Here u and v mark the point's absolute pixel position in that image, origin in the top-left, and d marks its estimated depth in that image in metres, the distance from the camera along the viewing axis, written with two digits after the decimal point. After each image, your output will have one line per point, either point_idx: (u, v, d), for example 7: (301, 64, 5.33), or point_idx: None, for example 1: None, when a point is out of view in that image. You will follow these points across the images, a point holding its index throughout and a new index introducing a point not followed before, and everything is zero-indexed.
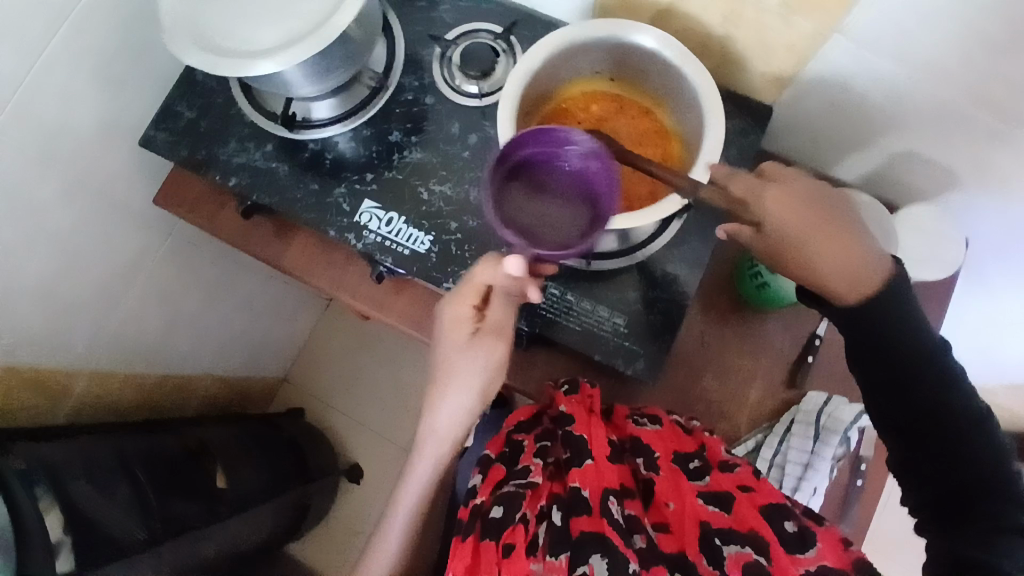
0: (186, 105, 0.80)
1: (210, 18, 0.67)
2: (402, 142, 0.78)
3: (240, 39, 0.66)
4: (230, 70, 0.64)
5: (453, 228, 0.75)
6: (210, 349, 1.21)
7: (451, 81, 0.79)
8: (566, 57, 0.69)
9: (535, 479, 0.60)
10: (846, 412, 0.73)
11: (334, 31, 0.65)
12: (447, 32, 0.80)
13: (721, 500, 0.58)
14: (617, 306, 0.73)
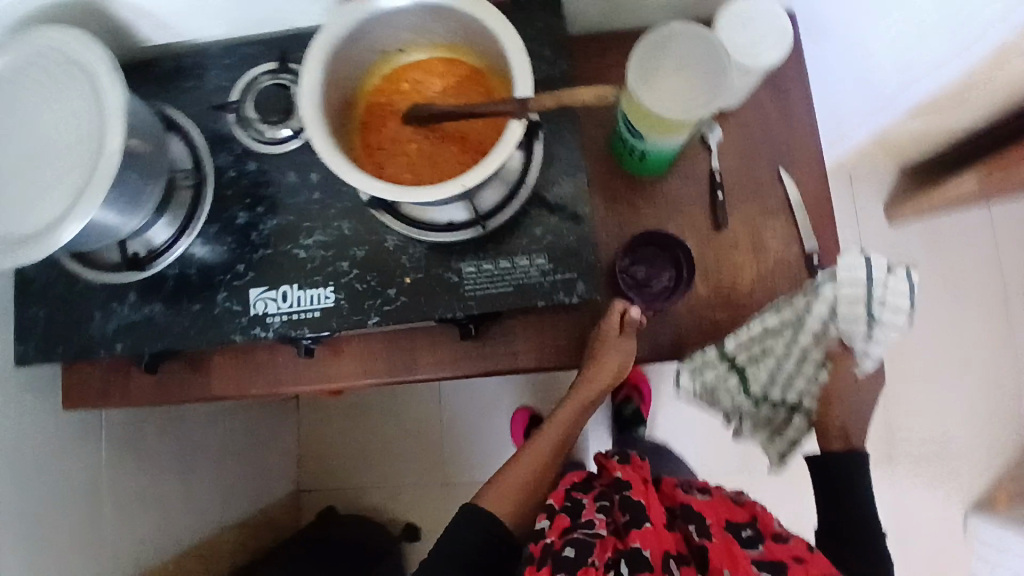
0: (42, 305, 0.78)
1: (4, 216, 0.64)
2: (251, 220, 0.76)
3: (45, 216, 0.63)
4: (44, 250, 0.61)
5: (345, 267, 0.73)
6: (214, 501, 1.17)
7: (262, 136, 0.76)
8: (341, 54, 0.65)
9: (600, 531, 0.75)
10: (858, 282, 0.66)
11: (115, 157, 0.62)
12: (230, 95, 0.78)
13: (766, 564, 0.72)
14: (532, 249, 0.72)
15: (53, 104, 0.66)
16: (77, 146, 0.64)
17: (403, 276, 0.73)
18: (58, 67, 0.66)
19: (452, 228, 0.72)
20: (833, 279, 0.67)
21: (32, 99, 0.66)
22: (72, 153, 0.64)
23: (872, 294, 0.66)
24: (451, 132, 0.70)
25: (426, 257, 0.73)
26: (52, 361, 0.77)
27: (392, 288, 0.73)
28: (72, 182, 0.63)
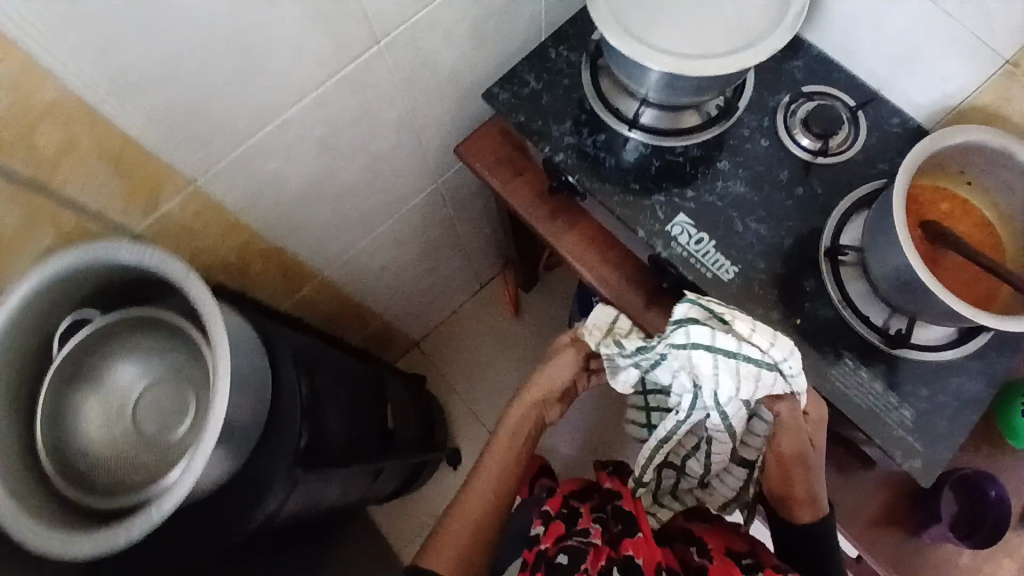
0: (535, 77, 0.83)
1: (655, 23, 0.67)
2: (726, 172, 0.79)
3: (700, 45, 0.66)
4: (704, 71, 0.65)
5: (760, 267, 0.76)
6: (396, 294, 1.20)
7: (789, 128, 0.80)
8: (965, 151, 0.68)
9: (596, 540, 0.71)
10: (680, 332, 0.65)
11: (799, 19, 0.67)
12: (803, 86, 0.82)
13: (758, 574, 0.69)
14: (908, 398, 0.71)
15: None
16: (748, 8, 0.68)
17: (796, 316, 0.74)
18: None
19: (866, 322, 0.73)
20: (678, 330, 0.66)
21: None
22: (742, 12, 0.68)
23: (698, 372, 0.66)
24: (955, 277, 0.69)
25: (824, 321, 0.74)
26: (504, 116, 0.83)
27: (779, 315, 0.74)
28: (733, 33, 0.67)
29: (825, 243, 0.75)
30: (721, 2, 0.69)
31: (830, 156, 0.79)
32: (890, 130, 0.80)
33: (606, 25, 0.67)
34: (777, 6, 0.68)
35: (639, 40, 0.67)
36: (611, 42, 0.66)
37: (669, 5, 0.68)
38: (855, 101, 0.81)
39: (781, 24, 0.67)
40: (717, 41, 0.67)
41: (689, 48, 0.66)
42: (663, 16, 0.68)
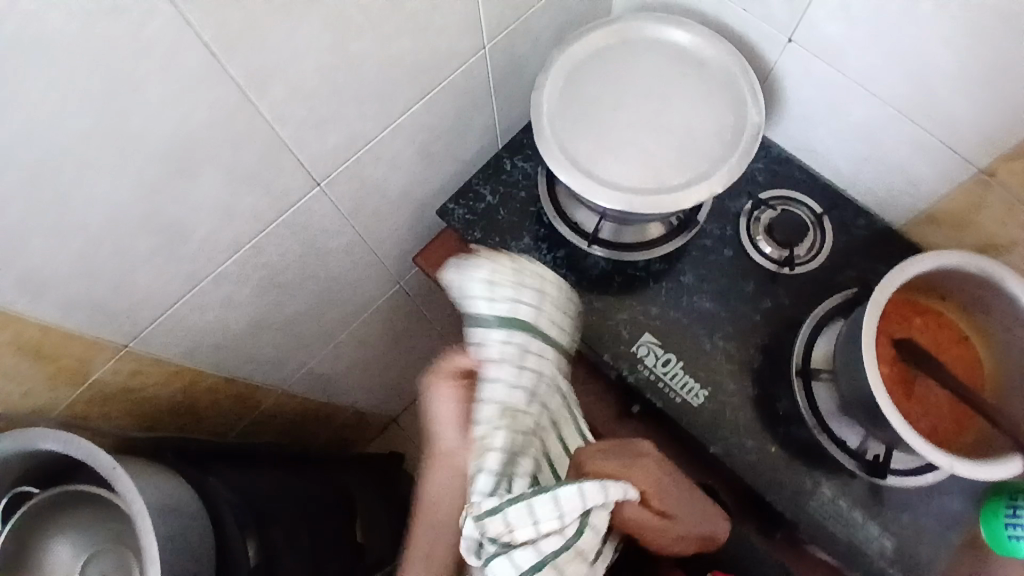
0: (490, 190, 0.81)
1: (610, 155, 0.65)
2: (690, 286, 0.76)
3: (657, 178, 0.64)
4: (658, 206, 0.63)
5: (731, 389, 0.72)
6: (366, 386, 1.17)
7: (754, 238, 0.77)
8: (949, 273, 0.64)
9: None
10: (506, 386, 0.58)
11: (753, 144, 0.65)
12: (763, 190, 0.80)
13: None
14: (889, 526, 0.68)
15: (681, 85, 0.68)
16: (701, 133, 0.66)
17: (770, 442, 0.70)
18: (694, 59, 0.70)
19: (843, 447, 0.69)
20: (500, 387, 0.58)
21: (657, 68, 0.69)
22: (696, 137, 0.66)
23: (509, 530, 0.49)
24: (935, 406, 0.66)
25: (798, 446, 0.70)
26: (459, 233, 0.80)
27: (752, 442, 0.70)
28: (688, 160, 0.65)
29: (796, 362, 0.72)
30: (675, 125, 0.67)
31: (796, 266, 0.76)
32: (859, 233, 0.77)
33: (558, 161, 0.64)
34: (729, 128, 0.67)
35: (593, 176, 0.64)
36: (563, 181, 0.64)
37: (622, 135, 0.66)
38: (821, 205, 0.79)
39: (736, 148, 0.65)
40: (672, 169, 0.65)
41: (645, 181, 0.64)
42: (616, 147, 0.66)
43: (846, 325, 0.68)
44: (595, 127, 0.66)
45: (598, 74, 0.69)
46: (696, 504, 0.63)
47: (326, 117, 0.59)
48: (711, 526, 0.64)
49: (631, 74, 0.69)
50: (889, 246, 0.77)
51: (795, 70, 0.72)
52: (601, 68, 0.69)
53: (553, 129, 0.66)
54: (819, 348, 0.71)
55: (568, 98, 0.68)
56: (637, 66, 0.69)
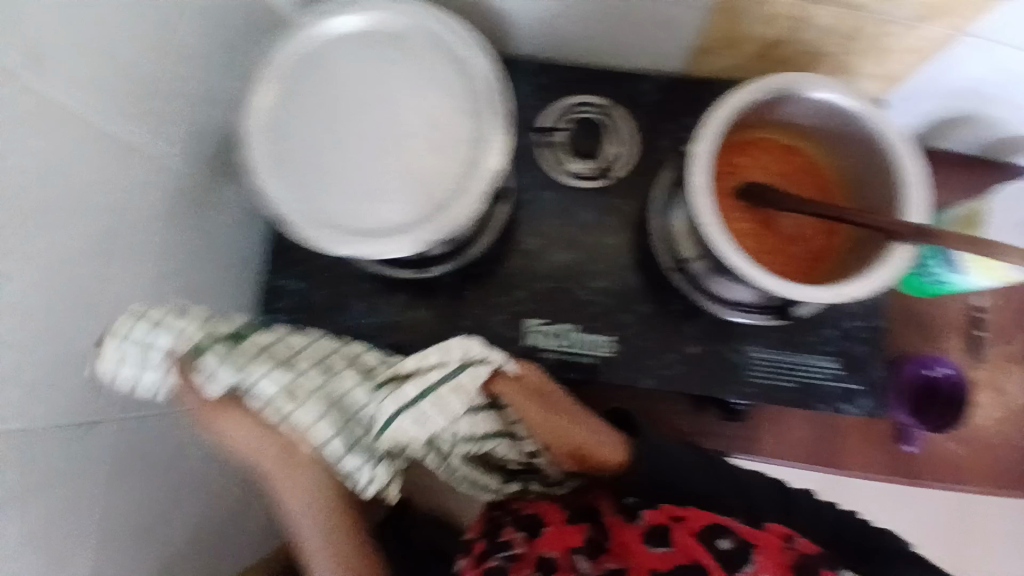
0: (291, 278, 0.71)
1: (375, 201, 0.56)
2: (538, 248, 0.71)
3: (434, 194, 0.56)
4: (459, 215, 0.54)
5: (630, 319, 0.70)
6: None
7: (564, 165, 0.72)
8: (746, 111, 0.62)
9: (512, 549, 0.59)
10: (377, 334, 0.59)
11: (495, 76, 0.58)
12: (544, 114, 0.73)
13: (662, 537, 0.58)
14: (823, 348, 0.72)
15: (382, 77, 0.58)
16: (438, 118, 0.57)
17: (689, 344, 0.69)
18: (374, 42, 0.58)
19: (747, 308, 0.68)
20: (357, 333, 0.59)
21: (350, 76, 0.58)
22: (439, 126, 0.57)
23: (392, 440, 0.53)
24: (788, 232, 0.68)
25: (712, 331, 0.70)
26: None
27: (675, 354, 0.69)
28: (449, 154, 0.57)
29: (668, 259, 0.69)
30: (407, 119, 0.57)
31: (614, 169, 0.72)
32: (653, 99, 0.74)
33: (333, 243, 0.54)
34: (461, 93, 0.58)
35: (375, 233, 0.54)
36: (352, 258, 0.54)
37: (372, 171, 0.56)
38: (605, 97, 0.73)
39: (486, 112, 0.57)
40: (442, 164, 0.56)
41: (427, 204, 0.55)
42: (375, 187, 0.56)
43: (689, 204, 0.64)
44: (339, 182, 0.56)
45: (297, 121, 0.57)
46: (596, 422, 0.64)
47: (72, 369, 0.48)
48: (615, 439, 0.64)
49: (331, 101, 0.58)
50: (683, 95, 0.74)
51: None
52: (294, 112, 0.57)
53: (301, 214, 0.55)
54: (677, 233, 0.68)
55: (288, 167, 0.56)
56: (329, 86, 0.58)
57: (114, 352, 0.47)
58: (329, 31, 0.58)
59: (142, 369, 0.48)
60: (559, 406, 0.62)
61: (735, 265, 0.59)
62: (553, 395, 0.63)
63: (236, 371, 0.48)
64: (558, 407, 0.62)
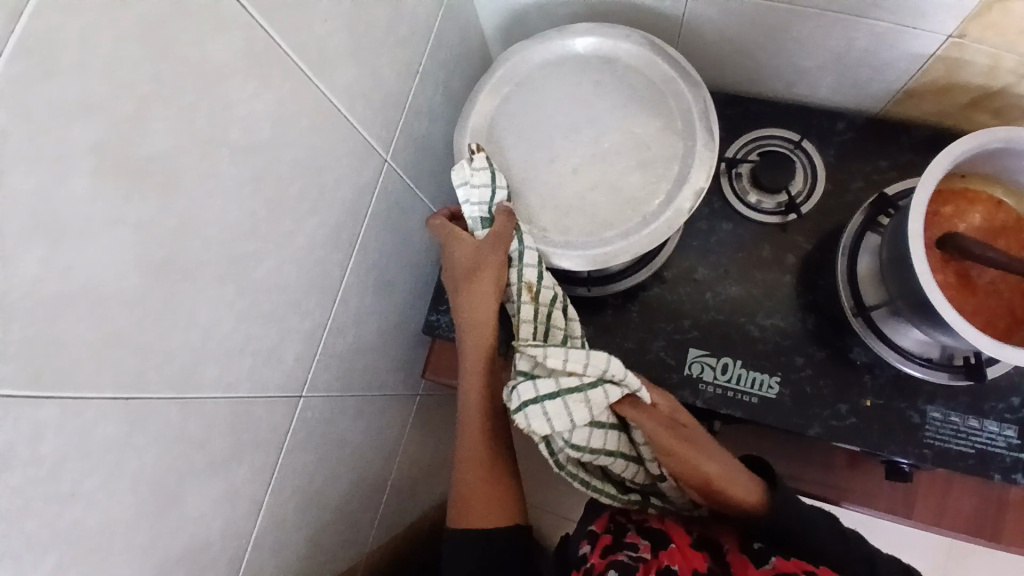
0: None
1: (583, 211, 0.61)
2: (709, 279, 0.70)
3: (638, 208, 0.61)
4: (661, 231, 0.59)
5: (800, 362, 0.68)
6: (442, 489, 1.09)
7: (744, 197, 0.71)
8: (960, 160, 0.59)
9: (643, 552, 0.61)
10: (550, 295, 0.60)
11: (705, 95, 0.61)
12: (728, 146, 0.73)
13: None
14: (1006, 416, 0.66)
15: (602, 96, 0.63)
16: (648, 139, 0.62)
17: (861, 397, 0.66)
18: (599, 63, 0.64)
19: (931, 364, 0.65)
20: (532, 282, 0.59)
21: (575, 91, 0.64)
22: (648, 146, 0.62)
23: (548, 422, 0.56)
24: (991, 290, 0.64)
25: (887, 385, 0.66)
26: None
27: (846, 405, 0.66)
28: (654, 173, 0.61)
29: (848, 304, 0.67)
30: (612, 138, 0.62)
31: (800, 207, 0.70)
32: (842, 140, 0.71)
33: (546, 246, 0.60)
34: (672, 117, 0.62)
35: (581, 242, 0.60)
36: (560, 264, 0.60)
37: (582, 182, 0.62)
38: (796, 134, 0.72)
39: (693, 136, 0.61)
40: (641, 182, 0.61)
41: (630, 218, 0.60)
42: (585, 198, 0.62)
43: (885, 248, 0.62)
44: (553, 189, 0.62)
45: (521, 131, 0.63)
46: (731, 458, 0.60)
47: (272, 341, 0.52)
48: (747, 481, 0.59)
49: (553, 113, 0.63)
50: (877, 137, 0.71)
51: (702, 12, 0.64)
52: (521, 122, 0.63)
53: (520, 215, 0.61)
54: (862, 276, 0.66)
55: (510, 174, 0.62)
56: (554, 100, 0.64)
57: (477, 166, 0.59)
58: (564, 49, 0.64)
59: (485, 185, 0.59)
60: (693, 438, 0.58)
61: (946, 319, 0.55)
62: (689, 426, 0.60)
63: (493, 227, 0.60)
64: (691, 438, 0.58)
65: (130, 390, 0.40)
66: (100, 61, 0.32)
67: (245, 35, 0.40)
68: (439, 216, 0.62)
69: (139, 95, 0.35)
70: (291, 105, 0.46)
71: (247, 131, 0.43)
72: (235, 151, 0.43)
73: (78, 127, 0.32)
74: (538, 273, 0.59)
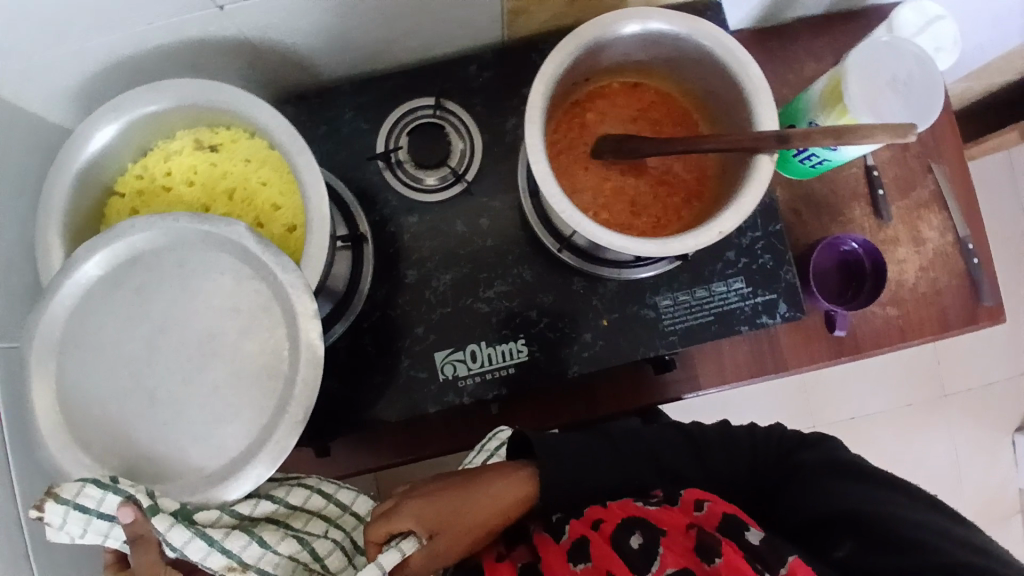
0: None
1: (218, 431, 0.49)
2: (423, 278, 0.68)
3: (277, 377, 0.50)
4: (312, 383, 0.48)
5: (536, 316, 0.67)
6: None
7: (416, 184, 0.67)
8: (578, 63, 0.59)
9: None
10: (252, 548, 0.54)
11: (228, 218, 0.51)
12: (378, 139, 0.68)
13: (583, 549, 0.50)
14: (729, 273, 0.69)
15: (158, 304, 0.51)
16: (233, 304, 0.51)
17: (600, 319, 0.67)
18: (124, 273, 0.51)
19: (645, 262, 0.66)
20: (230, 562, 0.53)
21: (125, 312, 0.51)
22: (237, 310, 0.51)
23: None
24: (665, 172, 0.64)
25: (615, 296, 0.67)
26: None
27: (590, 333, 0.67)
28: (262, 334, 0.50)
29: (552, 243, 0.66)
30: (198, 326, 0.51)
31: (470, 168, 0.67)
32: (482, 83, 0.68)
33: (197, 494, 0.48)
34: (238, 265, 0.51)
35: (232, 460, 0.49)
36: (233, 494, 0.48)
37: (205, 399, 0.50)
38: (433, 96, 0.68)
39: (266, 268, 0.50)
40: (257, 338, 0.50)
41: (271, 405, 0.49)
42: (212, 423, 0.50)
43: None
44: (170, 436, 0.50)
45: (96, 435, 0.49)
46: (489, 491, 0.54)
47: None
48: (517, 492, 0.54)
49: (122, 345, 0.50)
50: (511, 64, 0.68)
51: (252, 19, 0.56)
52: (85, 395, 0.50)
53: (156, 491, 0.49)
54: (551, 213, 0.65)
55: None
56: (109, 325, 0.51)
57: (61, 513, 0.48)
58: (82, 280, 0.51)
59: (88, 518, 0.48)
60: (452, 539, 0.51)
61: (598, 239, 0.54)
62: (441, 528, 0.51)
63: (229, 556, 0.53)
64: (456, 540, 0.51)
65: None
66: None
67: None
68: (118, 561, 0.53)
69: None
70: None
71: None
72: None
73: None
74: (222, 552, 0.52)
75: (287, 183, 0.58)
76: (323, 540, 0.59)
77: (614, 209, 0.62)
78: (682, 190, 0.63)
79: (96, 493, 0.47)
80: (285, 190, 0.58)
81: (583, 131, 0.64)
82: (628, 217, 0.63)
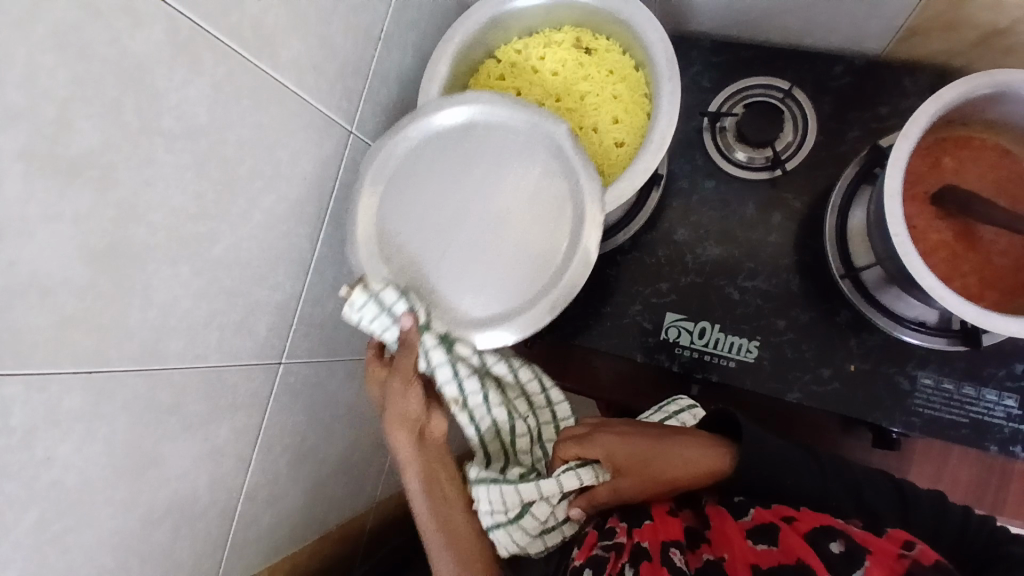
0: None
1: (482, 291, 0.56)
2: (691, 242, 0.68)
3: (551, 268, 0.55)
4: (575, 288, 0.54)
5: (782, 326, 0.65)
6: None
7: (729, 154, 0.68)
8: (972, 102, 0.56)
9: (620, 539, 0.53)
10: (478, 397, 0.59)
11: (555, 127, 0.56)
12: (712, 100, 0.70)
13: (768, 534, 0.50)
14: (1007, 385, 0.62)
15: (479, 170, 0.57)
16: (537, 194, 0.57)
17: (845, 360, 0.64)
18: (465, 136, 0.58)
19: (926, 331, 0.61)
20: (457, 397, 0.58)
21: (446, 169, 0.58)
22: (542, 198, 0.56)
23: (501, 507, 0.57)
24: (999, 249, 0.59)
25: (873, 347, 0.64)
26: None
27: (828, 368, 0.64)
28: (553, 224, 0.56)
29: (836, 266, 0.64)
30: (501, 198, 0.57)
31: (787, 161, 0.67)
32: (836, 88, 0.67)
33: (458, 330, 0.56)
34: (553, 165, 0.57)
35: (491, 318, 0.56)
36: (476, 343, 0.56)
37: (484, 258, 0.56)
38: (785, 81, 0.68)
39: (576, 174, 0.55)
40: (545, 228, 0.56)
41: (540, 285, 0.55)
42: (483, 279, 0.56)
43: (872, 205, 0.59)
44: (451, 275, 0.57)
45: (415, 232, 0.57)
46: (684, 450, 0.57)
47: (241, 315, 0.56)
48: (708, 462, 0.56)
49: (437, 193, 0.57)
50: (878, 83, 0.66)
51: None
52: (401, 209, 0.57)
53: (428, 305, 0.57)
54: (854, 237, 0.62)
55: None
56: (437, 177, 0.58)
57: (362, 300, 0.54)
58: (427, 127, 0.57)
59: (380, 314, 0.54)
60: (635, 482, 0.56)
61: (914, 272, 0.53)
62: (628, 465, 0.57)
63: (459, 400, 0.58)
64: (636, 487, 0.56)
65: (93, 365, 0.43)
66: (13, 78, 0.33)
67: (168, 25, 0.40)
68: (373, 354, 0.61)
69: (61, 100, 0.36)
70: (233, 91, 0.47)
71: (182, 118, 0.43)
72: (173, 139, 0.43)
73: (6, 136, 0.34)
74: (458, 387, 0.58)
75: (635, 101, 0.61)
76: (523, 421, 0.62)
77: (928, 260, 0.59)
78: (1010, 275, 0.58)
79: (393, 298, 0.54)
80: (630, 108, 0.61)
81: (933, 173, 0.60)
82: (939, 274, 0.59)
